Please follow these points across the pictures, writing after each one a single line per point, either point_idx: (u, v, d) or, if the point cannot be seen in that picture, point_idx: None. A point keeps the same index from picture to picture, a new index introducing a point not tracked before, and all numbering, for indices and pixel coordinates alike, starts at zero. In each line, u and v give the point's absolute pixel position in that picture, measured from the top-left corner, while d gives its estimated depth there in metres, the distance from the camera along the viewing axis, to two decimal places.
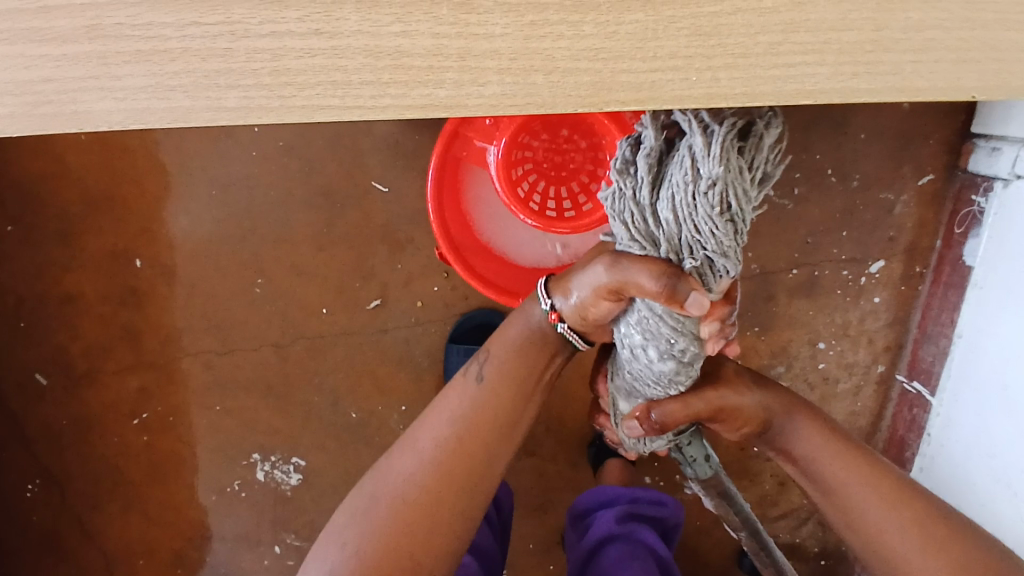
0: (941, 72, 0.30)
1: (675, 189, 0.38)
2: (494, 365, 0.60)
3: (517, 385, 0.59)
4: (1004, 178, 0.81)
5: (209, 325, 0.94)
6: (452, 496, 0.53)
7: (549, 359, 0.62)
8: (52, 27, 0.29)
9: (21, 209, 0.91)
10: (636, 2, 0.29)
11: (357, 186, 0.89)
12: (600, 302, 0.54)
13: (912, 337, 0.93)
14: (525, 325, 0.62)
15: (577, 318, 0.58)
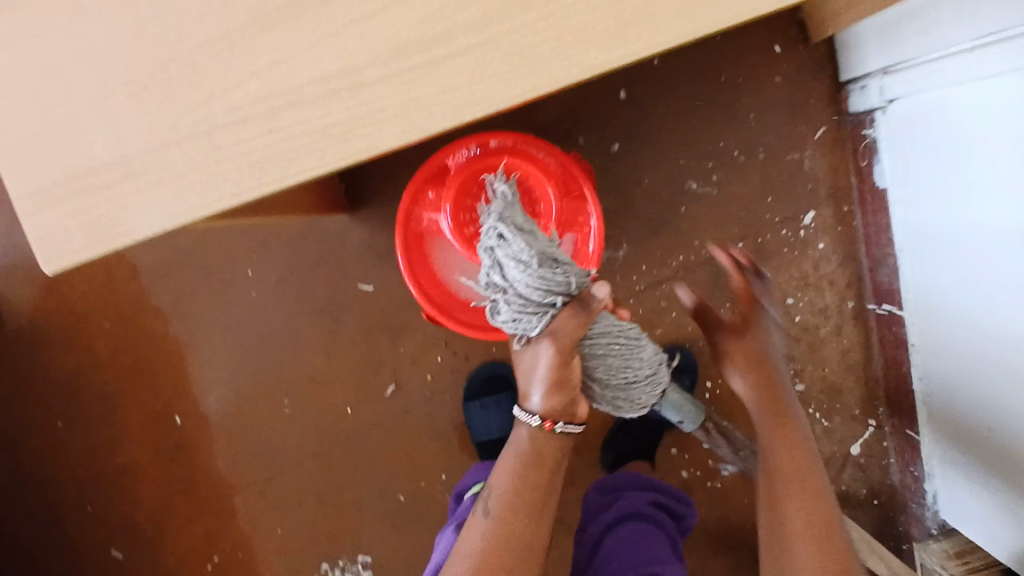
0: (668, 27, 0.44)
1: (509, 259, 0.53)
2: (500, 497, 0.58)
3: (524, 513, 0.58)
4: (880, 107, 0.93)
5: (252, 456, 1.04)
6: None
7: (551, 466, 0.60)
8: (104, 182, 0.48)
9: (65, 402, 1.02)
10: (463, 50, 0.45)
11: (345, 292, 1.01)
12: (566, 364, 0.57)
13: (866, 267, 1.03)
14: (524, 439, 0.59)
15: (561, 407, 0.58)
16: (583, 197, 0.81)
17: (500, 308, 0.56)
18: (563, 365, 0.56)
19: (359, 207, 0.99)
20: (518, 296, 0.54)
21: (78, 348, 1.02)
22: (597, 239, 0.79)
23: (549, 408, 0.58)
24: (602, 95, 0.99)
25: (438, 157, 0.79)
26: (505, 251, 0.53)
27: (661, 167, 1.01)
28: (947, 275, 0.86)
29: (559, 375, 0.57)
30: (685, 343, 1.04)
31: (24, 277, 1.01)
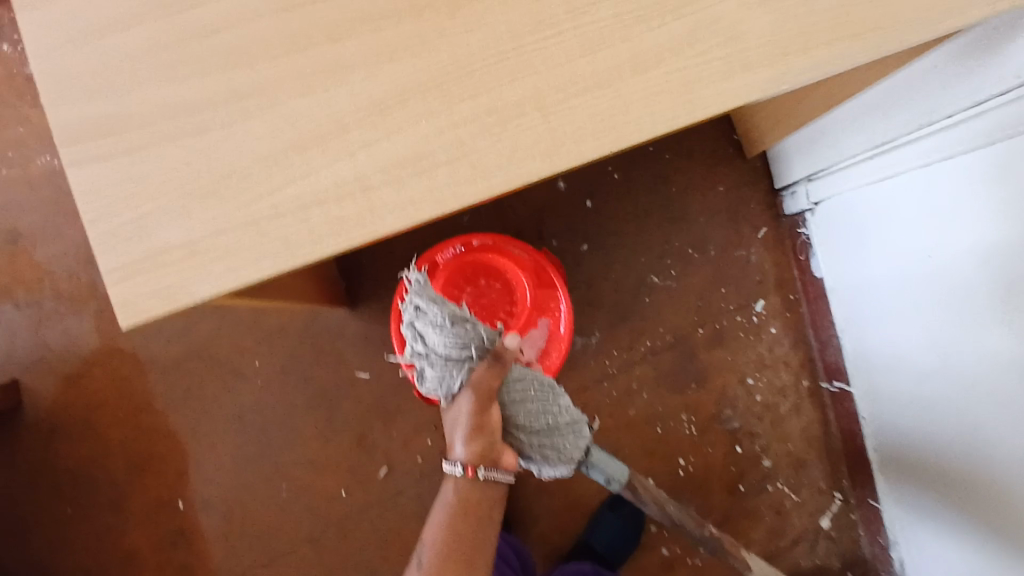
0: None
1: (428, 326, 0.64)
2: (430, 553, 0.60)
3: (454, 566, 0.59)
4: (809, 209, 1.09)
5: (250, 540, 1.09)
6: None
7: (480, 516, 0.62)
8: None
9: (78, 490, 1.09)
10: None
11: (344, 380, 1.10)
12: (484, 411, 0.63)
13: (816, 347, 1.14)
14: (450, 494, 0.63)
15: (483, 453, 0.62)
16: (554, 286, 0.93)
17: (427, 370, 0.65)
18: (480, 411, 0.63)
19: (358, 301, 1.10)
20: (438, 355, 0.64)
21: (93, 437, 1.09)
22: (568, 321, 0.90)
23: (470, 453, 0.62)
24: (570, 202, 1.14)
25: (428, 255, 0.90)
26: (425, 319, 0.64)
27: (625, 263, 1.14)
28: (885, 347, 0.98)
29: (478, 420, 0.63)
30: (656, 423, 1.13)
31: (48, 371, 1.09)
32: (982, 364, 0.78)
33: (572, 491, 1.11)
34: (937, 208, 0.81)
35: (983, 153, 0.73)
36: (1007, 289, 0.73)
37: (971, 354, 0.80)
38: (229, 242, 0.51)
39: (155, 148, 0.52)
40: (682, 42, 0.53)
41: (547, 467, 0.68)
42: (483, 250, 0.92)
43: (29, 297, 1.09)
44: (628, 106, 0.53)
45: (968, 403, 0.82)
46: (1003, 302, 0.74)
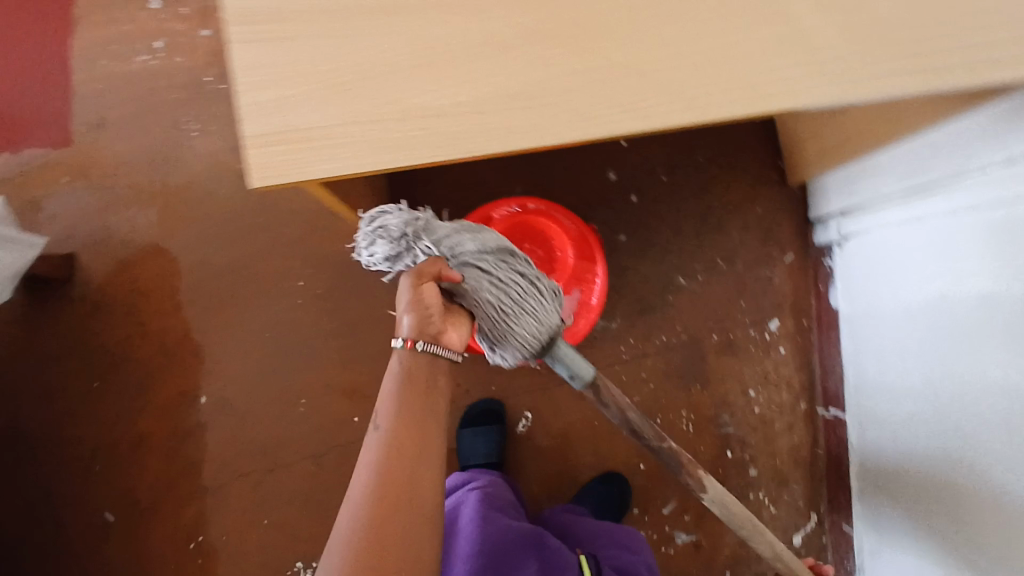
0: None
1: (387, 222, 0.62)
2: (386, 416, 0.57)
3: (416, 423, 0.57)
4: (837, 242, 1.15)
5: (257, 447, 1.14)
6: (400, 511, 0.52)
7: (430, 384, 0.61)
8: None
9: (107, 368, 1.15)
10: None
11: (375, 315, 1.16)
12: (423, 288, 0.62)
13: (818, 374, 1.20)
14: (400, 367, 0.61)
15: (423, 327, 0.62)
16: (594, 260, 0.99)
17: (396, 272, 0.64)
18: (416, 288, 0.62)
19: None
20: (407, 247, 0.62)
21: (133, 321, 1.16)
22: (601, 293, 0.96)
23: (410, 328, 0.61)
24: (616, 193, 1.20)
25: (484, 210, 0.98)
26: (382, 217, 0.61)
27: (655, 261, 1.20)
28: (885, 381, 1.04)
29: (417, 297, 0.62)
30: (656, 413, 1.19)
31: (105, 252, 1.16)
32: (964, 404, 0.84)
33: (565, 461, 1.18)
34: (951, 255, 0.87)
35: (987, 215, 0.81)
36: (992, 337, 0.79)
37: (956, 392, 0.86)
38: (347, 135, 0.57)
39: (300, 38, 0.58)
40: (768, 42, 0.60)
41: (495, 339, 0.72)
42: (536, 214, 0.99)
43: (103, 181, 1.17)
44: (710, 87, 0.59)
45: (946, 438, 0.88)
46: (987, 348, 0.80)
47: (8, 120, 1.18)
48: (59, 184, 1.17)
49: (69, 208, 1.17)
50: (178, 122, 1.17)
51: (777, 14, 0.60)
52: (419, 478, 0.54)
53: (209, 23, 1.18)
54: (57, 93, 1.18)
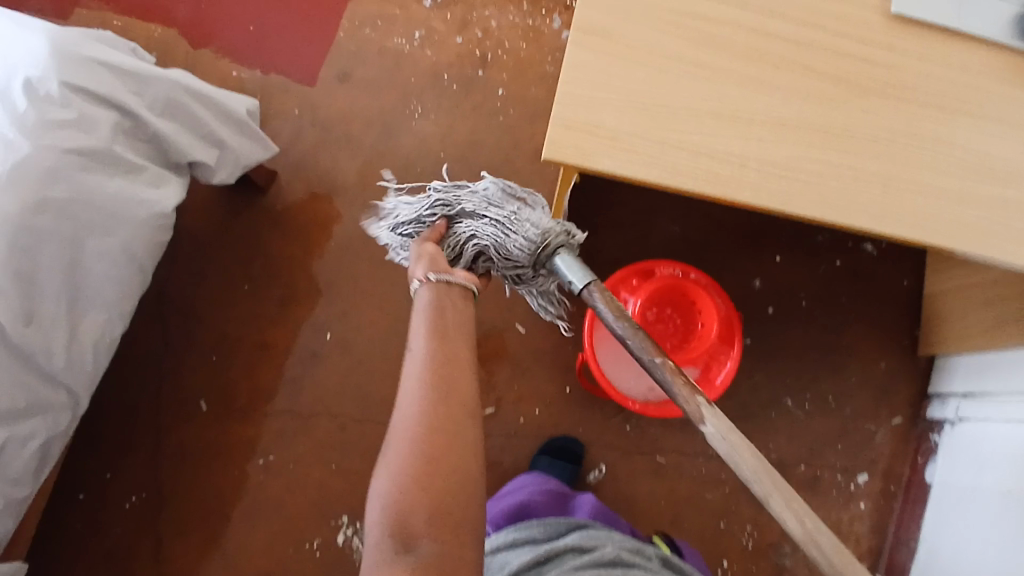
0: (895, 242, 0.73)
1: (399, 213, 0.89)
2: (420, 339, 0.65)
3: (443, 343, 0.64)
4: (951, 421, 1.17)
5: (356, 395, 1.22)
6: (439, 405, 0.60)
7: (452, 307, 0.70)
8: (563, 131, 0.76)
9: (260, 276, 1.27)
10: None
11: (504, 323, 1.25)
12: (423, 248, 0.77)
13: (889, 543, 1.19)
14: (424, 300, 0.70)
15: (433, 263, 0.73)
16: (732, 344, 1.05)
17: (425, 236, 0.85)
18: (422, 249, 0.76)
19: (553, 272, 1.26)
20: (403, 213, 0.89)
21: (299, 246, 1.28)
22: (730, 374, 1.01)
23: (421, 264, 0.73)
24: (756, 300, 1.26)
25: (653, 262, 1.07)
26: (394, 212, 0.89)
27: (770, 375, 1.24)
28: (961, 566, 1.03)
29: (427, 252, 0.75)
30: (721, 516, 1.19)
31: (301, 181, 1.30)
32: None
33: None
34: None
35: None
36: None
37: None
38: (632, 146, 0.70)
39: (625, 69, 0.72)
40: (991, 203, 0.70)
41: (515, 255, 0.79)
42: (695, 284, 1.07)
43: (326, 123, 1.32)
44: (928, 217, 0.70)
45: None
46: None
47: (272, 48, 1.36)
48: (289, 111, 1.33)
49: (288, 134, 1.32)
50: (407, 102, 1.33)
51: (1007, 186, 0.70)
52: (451, 387, 0.62)
53: (465, 33, 1.36)
54: (320, 41, 1.36)
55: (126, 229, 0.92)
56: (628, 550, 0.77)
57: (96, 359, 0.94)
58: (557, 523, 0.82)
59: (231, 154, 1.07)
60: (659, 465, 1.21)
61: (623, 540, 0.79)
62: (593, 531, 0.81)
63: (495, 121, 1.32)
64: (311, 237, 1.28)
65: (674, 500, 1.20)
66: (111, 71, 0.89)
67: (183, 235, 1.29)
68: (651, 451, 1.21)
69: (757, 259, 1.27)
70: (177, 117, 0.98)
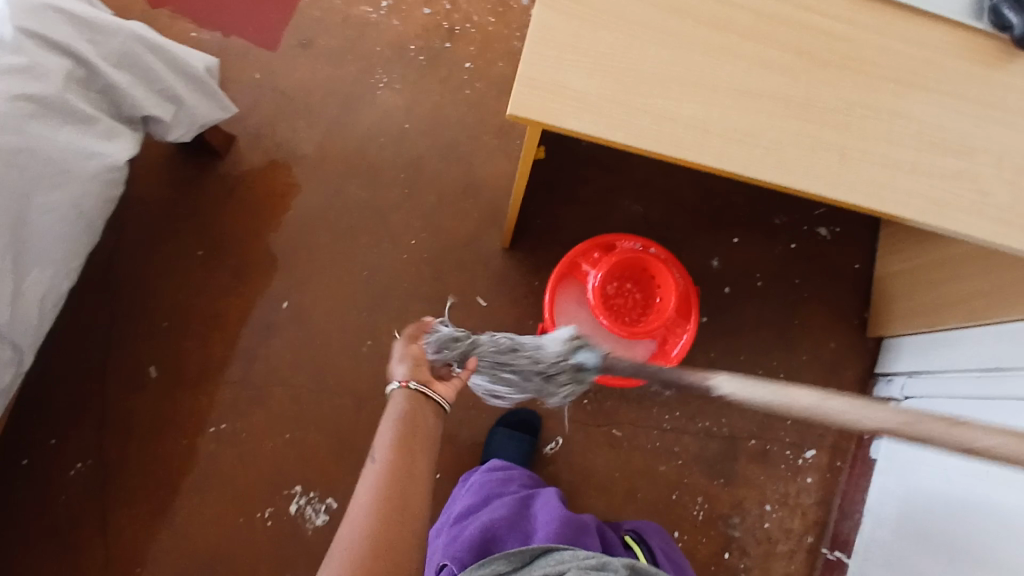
0: None
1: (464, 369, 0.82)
2: (383, 450, 0.64)
3: (408, 464, 0.64)
4: (896, 399, 1.22)
5: (312, 365, 1.21)
6: (387, 525, 0.59)
7: (422, 420, 0.68)
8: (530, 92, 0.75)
9: (215, 242, 1.24)
10: None
11: (466, 294, 1.24)
12: (413, 346, 0.75)
13: (834, 515, 1.23)
14: (399, 408, 0.68)
15: (412, 373, 0.71)
16: (688, 318, 1.09)
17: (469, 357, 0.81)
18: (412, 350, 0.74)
19: (515, 246, 1.26)
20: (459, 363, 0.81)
21: (256, 213, 1.25)
22: (687, 347, 1.06)
23: (404, 372, 0.71)
24: (714, 280, 1.29)
25: (615, 236, 1.08)
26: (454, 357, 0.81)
27: (725, 353, 1.27)
28: (904, 535, 1.08)
29: (417, 353, 0.74)
30: (674, 489, 1.22)
31: (260, 147, 1.28)
32: None
33: (574, 497, 1.21)
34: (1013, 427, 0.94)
35: None
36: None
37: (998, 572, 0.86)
38: (597, 107, 0.71)
39: (591, 31, 0.72)
40: (939, 174, 0.73)
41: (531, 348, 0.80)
42: (655, 258, 1.09)
43: (288, 90, 1.30)
44: (877, 186, 0.72)
45: None
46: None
47: (234, 10, 1.33)
48: (249, 76, 1.30)
49: (248, 99, 1.29)
50: (372, 71, 1.31)
51: (955, 158, 0.73)
52: (403, 505, 0.61)
53: (433, 5, 1.34)
54: (284, 6, 1.33)
55: (75, 185, 0.89)
56: (590, 569, 0.73)
57: (41, 316, 0.91)
58: (518, 552, 0.77)
59: (187, 114, 1.05)
60: (615, 438, 1.23)
61: (586, 557, 0.76)
62: (556, 556, 0.77)
63: (461, 94, 1.31)
64: (270, 205, 1.26)
65: (629, 472, 1.22)
66: (67, 16, 0.85)
67: (135, 198, 1.25)
68: (608, 425, 1.23)
69: (716, 240, 1.30)
70: (133, 70, 0.95)
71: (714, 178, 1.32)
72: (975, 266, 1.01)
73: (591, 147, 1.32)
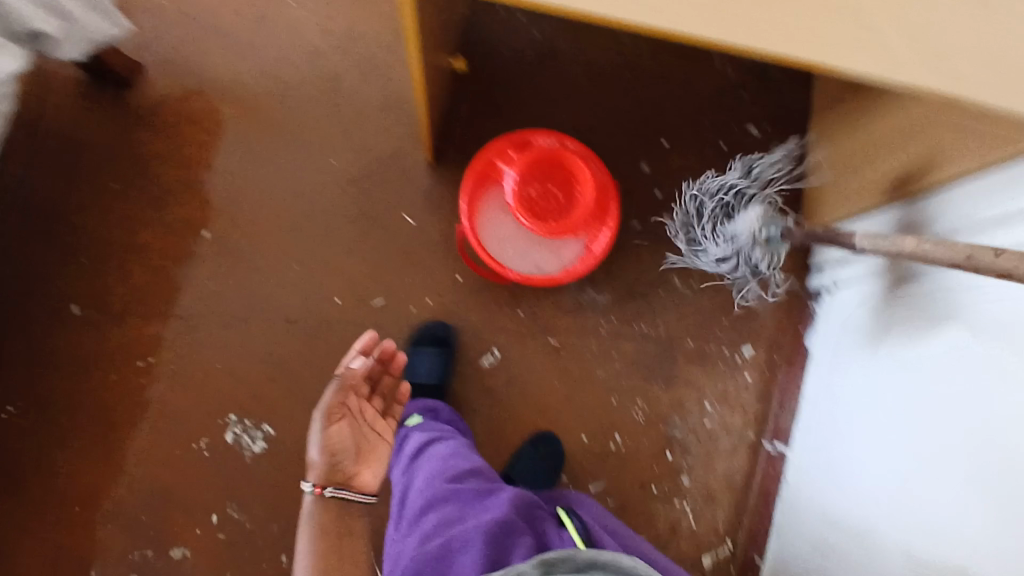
0: None
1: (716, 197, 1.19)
2: (304, 554, 0.75)
3: (334, 545, 0.76)
4: (828, 288, 1.21)
5: (239, 293, 1.18)
6: None
7: (338, 513, 0.79)
8: None
9: (132, 175, 1.21)
10: None
11: (392, 212, 1.22)
12: (333, 429, 0.81)
13: (774, 409, 1.23)
14: (314, 516, 0.78)
15: (329, 474, 0.80)
16: (609, 214, 1.08)
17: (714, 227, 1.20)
18: (328, 440, 0.81)
19: (440, 160, 1.24)
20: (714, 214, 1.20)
21: (171, 143, 1.22)
22: (608, 241, 1.04)
23: (319, 476, 0.80)
24: (644, 184, 1.27)
25: (529, 132, 1.06)
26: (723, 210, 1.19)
27: (658, 257, 1.25)
28: (835, 419, 1.08)
29: (331, 447, 0.81)
30: (614, 394, 1.22)
31: (171, 75, 1.24)
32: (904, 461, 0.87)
33: (514, 409, 1.21)
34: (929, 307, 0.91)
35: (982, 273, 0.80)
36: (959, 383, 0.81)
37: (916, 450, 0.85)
38: None
39: None
40: None
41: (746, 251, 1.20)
42: (572, 153, 1.07)
43: (194, 13, 1.25)
44: None
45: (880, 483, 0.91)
46: (957, 394, 0.81)
47: None
48: (154, 2, 1.25)
49: (155, 26, 1.25)
50: None
51: None
52: None
53: None
54: None
55: None
56: None
57: None
58: None
59: (79, 29, 1.01)
60: (553, 347, 1.22)
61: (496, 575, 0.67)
62: None
63: (375, 9, 1.27)
64: (185, 134, 1.22)
65: (568, 379, 1.22)
66: None
67: (46, 136, 1.21)
68: (545, 335, 1.22)
69: (645, 144, 1.28)
70: None
71: (640, 82, 1.30)
72: (894, 140, 0.98)
73: (511, 56, 1.29)
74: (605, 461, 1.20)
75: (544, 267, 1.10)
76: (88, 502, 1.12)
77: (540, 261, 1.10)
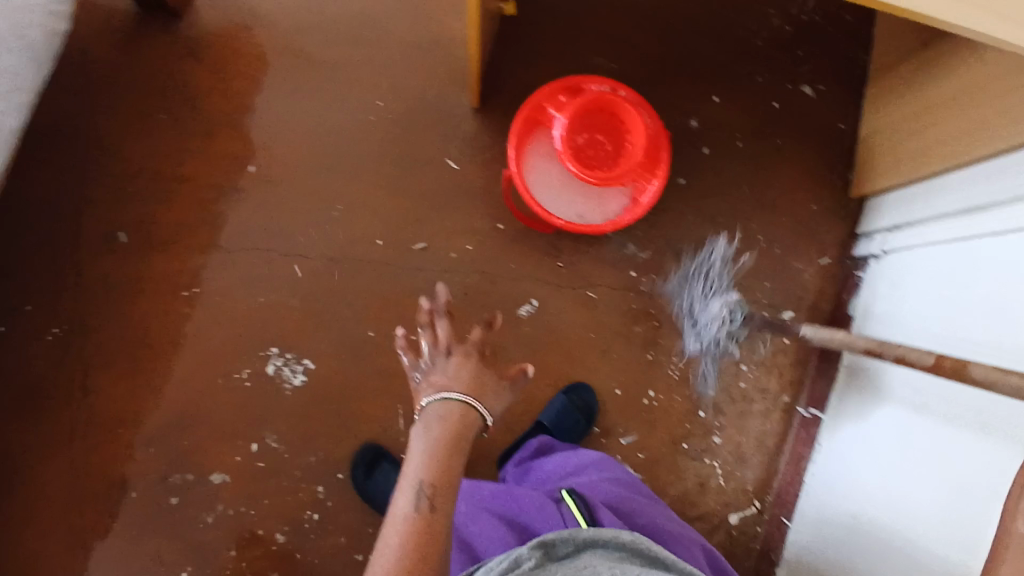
0: None
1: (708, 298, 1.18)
2: None
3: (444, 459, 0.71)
4: (876, 255, 1.18)
5: (282, 230, 1.20)
6: None
7: None
8: None
9: (180, 108, 1.22)
10: None
11: (436, 156, 1.22)
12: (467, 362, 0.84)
13: (810, 374, 1.22)
14: None
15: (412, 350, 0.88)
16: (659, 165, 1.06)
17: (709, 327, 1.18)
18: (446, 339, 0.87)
19: (485, 106, 1.22)
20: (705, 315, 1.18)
21: (218, 77, 1.22)
22: (657, 192, 1.03)
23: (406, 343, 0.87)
24: (690, 140, 1.25)
25: (581, 78, 1.04)
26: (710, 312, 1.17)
27: (700, 215, 1.24)
28: (876, 385, 1.06)
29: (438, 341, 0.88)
30: (649, 349, 1.22)
31: (219, 8, 1.24)
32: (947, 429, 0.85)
33: (549, 359, 1.21)
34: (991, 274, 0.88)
35: None
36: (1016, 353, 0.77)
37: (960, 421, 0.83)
38: None
39: None
40: None
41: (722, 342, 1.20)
42: (624, 101, 1.05)
43: None
44: None
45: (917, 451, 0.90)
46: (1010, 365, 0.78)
47: None
48: None
49: None
50: None
51: None
52: None
53: None
54: None
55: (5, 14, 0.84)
56: None
57: None
58: None
59: None
60: (590, 300, 1.22)
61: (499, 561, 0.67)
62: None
63: None
64: (232, 69, 1.23)
65: (603, 332, 1.22)
66: None
67: (97, 65, 1.22)
68: (582, 286, 1.22)
69: (694, 99, 1.26)
70: None
71: (691, 35, 1.27)
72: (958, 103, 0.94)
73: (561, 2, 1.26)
74: (637, 416, 1.21)
75: (589, 217, 1.09)
76: (132, 425, 1.16)
77: (585, 211, 1.09)
